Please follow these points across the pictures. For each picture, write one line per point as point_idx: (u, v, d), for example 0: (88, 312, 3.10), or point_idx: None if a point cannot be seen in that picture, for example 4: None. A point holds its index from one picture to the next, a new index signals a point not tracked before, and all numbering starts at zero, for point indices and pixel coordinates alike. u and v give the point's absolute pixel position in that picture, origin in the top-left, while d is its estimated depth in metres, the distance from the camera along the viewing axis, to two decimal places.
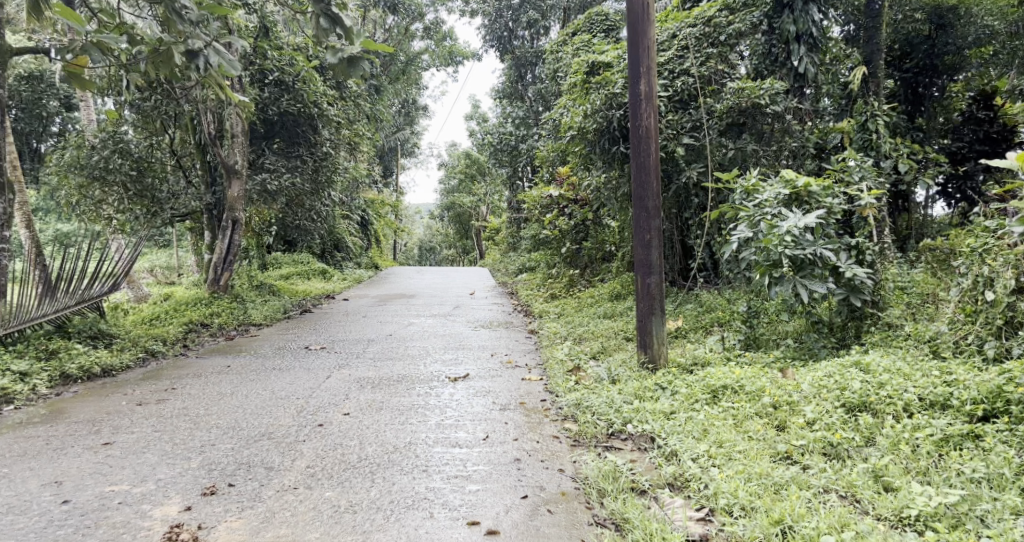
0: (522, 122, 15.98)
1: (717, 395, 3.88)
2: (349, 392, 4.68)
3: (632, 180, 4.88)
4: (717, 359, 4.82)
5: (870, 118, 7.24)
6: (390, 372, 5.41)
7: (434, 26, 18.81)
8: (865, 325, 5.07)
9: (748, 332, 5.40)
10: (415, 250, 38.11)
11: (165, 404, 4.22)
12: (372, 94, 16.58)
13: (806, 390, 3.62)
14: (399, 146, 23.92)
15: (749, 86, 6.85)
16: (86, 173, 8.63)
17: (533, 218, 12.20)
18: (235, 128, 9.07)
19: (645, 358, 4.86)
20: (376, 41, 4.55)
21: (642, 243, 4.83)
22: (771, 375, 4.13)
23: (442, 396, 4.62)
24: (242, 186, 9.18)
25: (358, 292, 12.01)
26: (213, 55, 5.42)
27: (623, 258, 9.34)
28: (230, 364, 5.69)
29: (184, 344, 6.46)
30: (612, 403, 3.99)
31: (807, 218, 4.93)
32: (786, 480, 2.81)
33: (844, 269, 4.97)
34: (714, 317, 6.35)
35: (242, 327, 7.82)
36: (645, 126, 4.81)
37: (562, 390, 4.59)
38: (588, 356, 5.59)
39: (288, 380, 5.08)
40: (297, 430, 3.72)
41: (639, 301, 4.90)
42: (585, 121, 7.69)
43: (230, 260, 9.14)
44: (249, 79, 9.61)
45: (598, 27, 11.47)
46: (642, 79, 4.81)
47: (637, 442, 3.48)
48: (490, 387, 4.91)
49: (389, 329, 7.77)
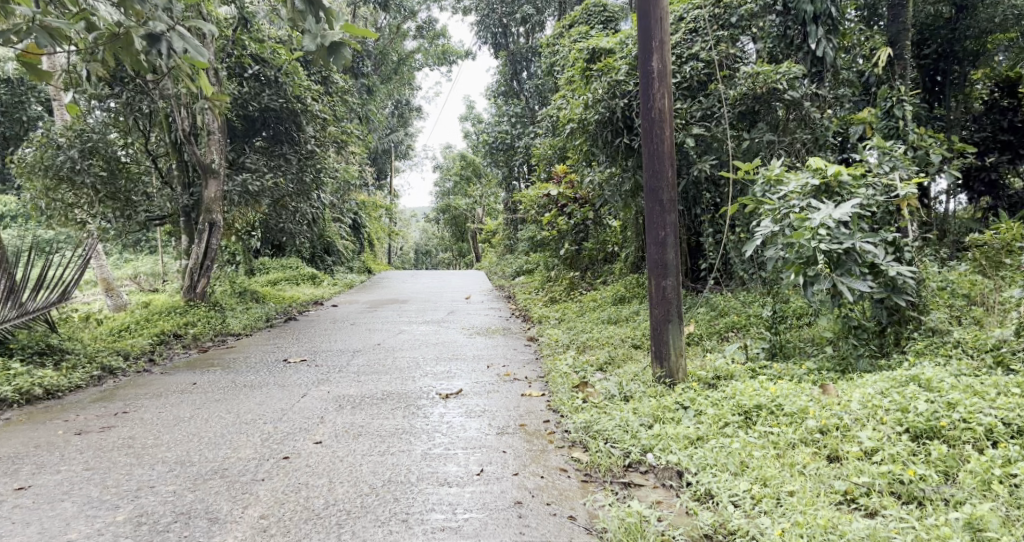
0: (518, 120, 15.38)
1: (752, 417, 3.33)
2: (326, 414, 4.11)
3: (643, 170, 4.33)
4: (743, 371, 4.28)
5: (896, 104, 6.54)
6: (374, 389, 4.84)
7: (426, 25, 18.33)
8: (906, 330, 4.56)
9: (773, 339, 4.89)
10: (412, 254, 37.48)
11: (110, 432, 3.66)
12: (363, 94, 16.04)
13: (856, 411, 3.08)
14: (393, 148, 23.31)
15: (765, 70, 6.40)
16: (51, 174, 8.05)
17: (530, 219, 11.64)
18: (212, 125, 8.48)
19: (662, 372, 4.30)
20: (357, 26, 3.99)
21: (657, 240, 4.28)
22: (810, 392, 3.58)
23: (432, 417, 4.05)
24: (221, 186, 8.56)
25: (348, 298, 11.43)
26: (177, 41, 4.66)
27: (627, 259, 8.78)
28: (197, 380, 5.12)
29: (151, 359, 5.86)
30: (627, 427, 3.44)
31: (843, 208, 4.38)
32: (859, 537, 2.27)
33: (883, 266, 4.45)
34: (730, 322, 5.81)
35: (219, 338, 7.26)
36: (658, 108, 4.26)
37: (568, 410, 4.04)
38: (594, 368, 5.03)
39: (259, 399, 4.52)
40: (255, 465, 3.15)
41: (654, 307, 4.34)
42: (586, 112, 7.16)
43: (208, 265, 8.52)
44: (227, 74, 9.08)
45: (596, 18, 10.92)
46: (653, 55, 4.25)
47: (662, 477, 2.94)
48: (486, 405, 4.34)
49: (377, 338, 7.19)
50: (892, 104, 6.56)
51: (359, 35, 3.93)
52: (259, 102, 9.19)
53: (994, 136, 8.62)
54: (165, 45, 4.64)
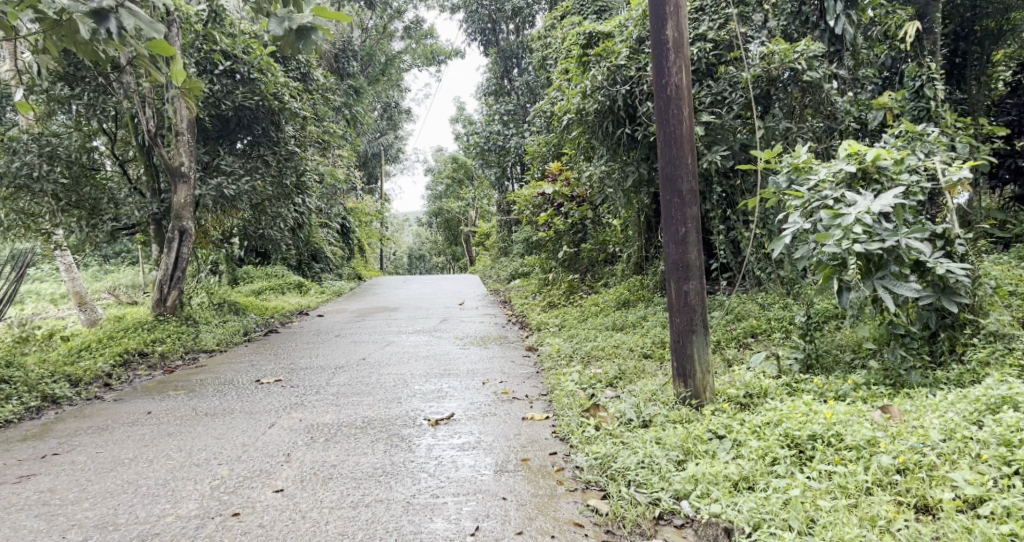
0: (510, 117, 14.74)
1: (805, 451, 2.75)
2: (295, 450, 3.51)
3: (658, 156, 3.73)
4: (778, 389, 3.73)
5: (926, 83, 6.16)
6: (355, 414, 4.22)
7: (414, 25, 17.72)
8: (961, 337, 4.01)
9: (808, 347, 4.28)
10: (404, 260, 36.71)
11: (30, 481, 3.09)
12: (349, 96, 15.42)
13: (940, 444, 2.56)
14: (383, 152, 22.61)
15: (781, 49, 5.84)
16: (8, 182, 7.17)
17: (524, 220, 11.03)
18: (180, 124, 7.78)
19: (687, 392, 3.71)
20: (329, 9, 3.68)
21: (676, 238, 3.69)
22: (871, 417, 2.97)
23: (420, 451, 3.45)
24: (191, 191, 7.86)
25: (335, 307, 10.78)
26: (127, 17, 3.90)
27: (629, 260, 8.14)
28: (154, 407, 4.49)
29: (106, 384, 5.18)
30: (653, 465, 2.87)
31: (883, 200, 3.83)
32: None
33: (931, 264, 3.89)
34: (749, 327, 5.23)
35: (190, 354, 6.62)
36: (675, 84, 3.67)
37: (578, 441, 3.43)
38: (604, 384, 4.43)
39: (220, 431, 3.89)
40: (196, 526, 2.65)
41: (674, 317, 3.74)
42: (584, 102, 6.55)
43: (180, 276, 7.85)
44: (196, 69, 8.26)
45: (589, 8, 10.35)
46: (669, 22, 3.66)
47: (704, 535, 2.47)
48: (481, 434, 3.73)
49: (362, 352, 6.54)
50: (921, 83, 6.20)
51: (332, 18, 3.65)
52: (232, 101, 8.43)
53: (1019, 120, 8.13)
54: (113, 22, 3.91)
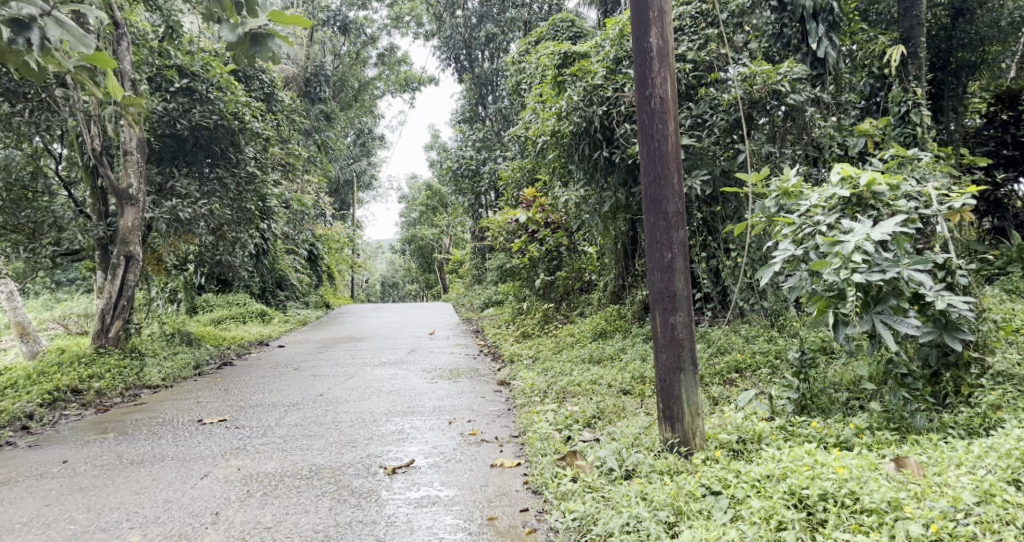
0: (484, 144, 14.46)
1: (815, 514, 2.45)
2: (225, 506, 3.07)
3: (641, 175, 3.39)
4: (774, 433, 3.37)
5: (912, 109, 5.99)
6: (303, 461, 3.75)
7: (389, 51, 17.40)
8: (967, 378, 3.67)
9: (802, 387, 3.87)
10: (378, 287, 35.96)
11: None
12: (319, 121, 15.00)
13: (974, 509, 2.34)
14: (355, 178, 22.09)
15: (764, 70, 5.52)
16: None
17: (497, 247, 10.63)
18: (129, 143, 7.26)
19: (675, 438, 3.32)
20: (288, 14, 3.21)
21: (661, 264, 3.33)
22: (887, 471, 2.65)
23: (378, 507, 3.01)
24: (139, 214, 7.25)
25: (297, 337, 10.24)
26: (53, 28, 3.29)
27: (606, 288, 7.79)
28: (76, 452, 4.00)
29: (25, 427, 4.67)
30: (634, 533, 2.54)
31: (883, 227, 3.51)
32: None
33: (932, 297, 3.58)
34: (734, 361, 4.86)
35: (131, 391, 6.07)
36: (659, 96, 3.33)
37: (554, 496, 3.02)
38: (582, 425, 4.02)
39: (145, 481, 3.44)
40: None
41: (659, 352, 3.36)
42: (560, 123, 6.23)
43: (124, 306, 7.25)
44: (148, 86, 7.80)
45: (565, 33, 10.12)
46: (651, 29, 3.34)
47: None
48: (444, 485, 3.29)
49: (320, 387, 6.04)
50: (907, 108, 6.04)
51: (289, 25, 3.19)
52: (188, 120, 7.93)
53: (998, 151, 7.79)
54: (36, 33, 3.28)
